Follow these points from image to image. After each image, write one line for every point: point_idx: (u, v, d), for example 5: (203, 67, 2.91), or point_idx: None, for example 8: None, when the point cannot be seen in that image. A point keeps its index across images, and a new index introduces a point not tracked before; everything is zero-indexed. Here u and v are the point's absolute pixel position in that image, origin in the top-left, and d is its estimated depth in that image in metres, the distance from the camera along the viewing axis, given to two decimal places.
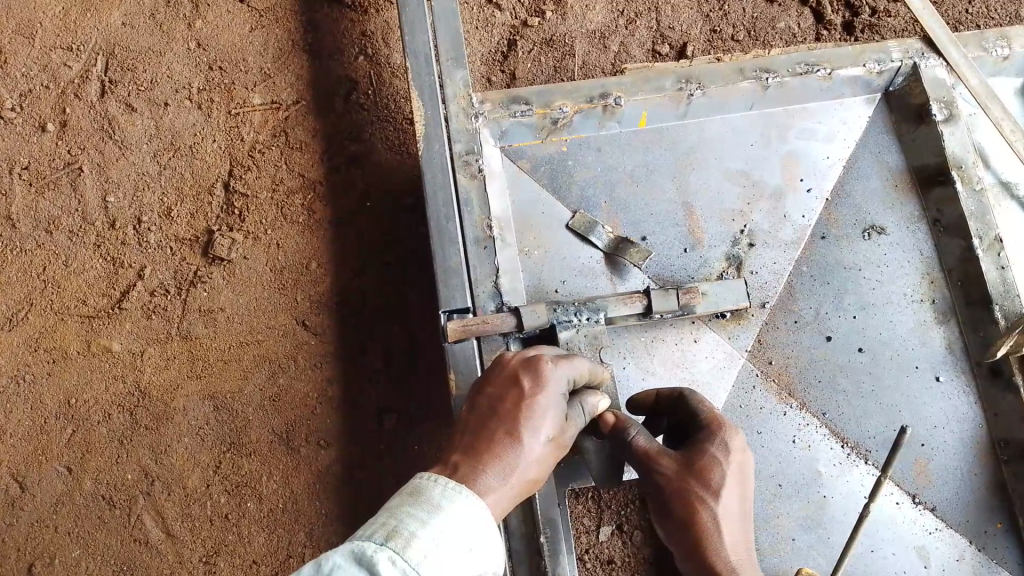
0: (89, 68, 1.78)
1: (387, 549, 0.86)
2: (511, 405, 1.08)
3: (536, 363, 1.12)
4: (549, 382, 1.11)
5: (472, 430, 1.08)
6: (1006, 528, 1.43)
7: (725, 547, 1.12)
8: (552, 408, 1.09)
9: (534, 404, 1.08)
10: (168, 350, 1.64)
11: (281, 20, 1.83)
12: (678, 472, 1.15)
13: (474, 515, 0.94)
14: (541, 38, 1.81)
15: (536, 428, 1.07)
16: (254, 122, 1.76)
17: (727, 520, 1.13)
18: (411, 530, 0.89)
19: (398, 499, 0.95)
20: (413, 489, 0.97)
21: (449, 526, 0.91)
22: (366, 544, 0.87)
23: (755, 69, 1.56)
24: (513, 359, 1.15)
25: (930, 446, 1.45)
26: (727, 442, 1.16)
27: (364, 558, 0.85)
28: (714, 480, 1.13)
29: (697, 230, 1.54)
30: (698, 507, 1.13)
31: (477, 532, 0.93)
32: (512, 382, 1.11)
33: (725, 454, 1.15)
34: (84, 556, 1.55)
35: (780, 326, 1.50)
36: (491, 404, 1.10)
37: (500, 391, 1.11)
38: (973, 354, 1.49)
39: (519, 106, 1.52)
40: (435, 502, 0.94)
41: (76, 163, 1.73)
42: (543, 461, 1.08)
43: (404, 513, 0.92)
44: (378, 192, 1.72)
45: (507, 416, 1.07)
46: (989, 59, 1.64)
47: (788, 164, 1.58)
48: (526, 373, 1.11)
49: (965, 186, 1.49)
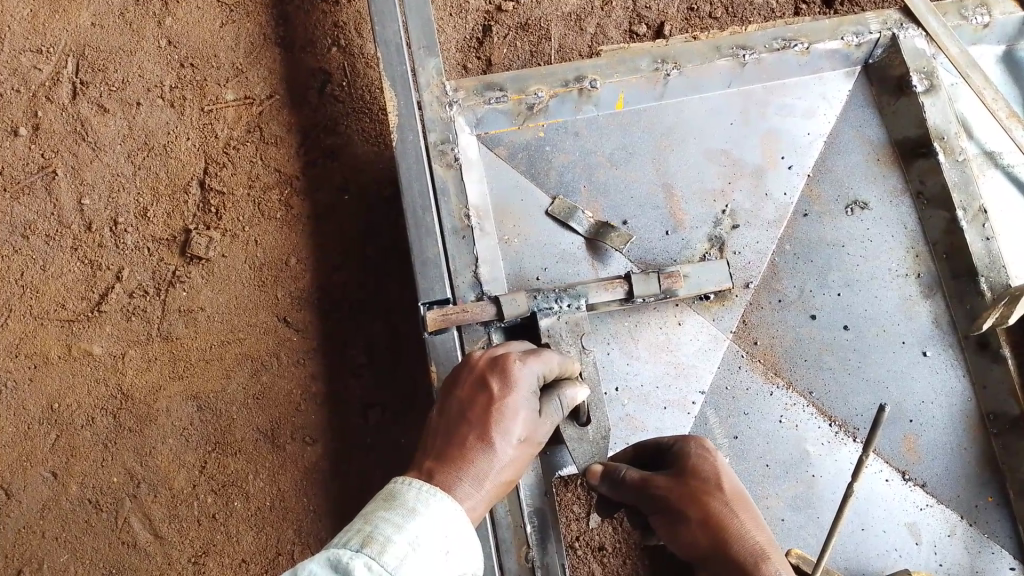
0: (59, 70, 1.75)
1: (362, 555, 0.85)
2: (481, 409, 1.06)
3: (504, 363, 1.10)
4: (519, 382, 1.09)
5: (444, 436, 1.06)
6: (998, 502, 1.42)
7: (750, 531, 1.13)
8: (523, 408, 1.08)
9: (503, 408, 1.06)
10: (149, 351, 1.63)
11: (251, 14, 1.80)
12: (675, 480, 1.16)
13: (450, 516, 0.92)
14: (516, 23, 1.78)
15: (507, 431, 1.05)
16: (228, 118, 1.74)
17: (739, 505, 1.15)
18: (386, 535, 0.87)
19: (373, 505, 0.93)
20: (389, 493, 0.95)
21: (425, 529, 0.89)
22: (341, 550, 0.86)
23: (731, 46, 1.53)
24: (481, 360, 1.13)
25: (919, 422, 1.44)
26: (700, 442, 1.22)
27: (340, 565, 0.84)
28: (709, 472, 1.17)
29: (678, 212, 1.52)
30: (708, 501, 1.14)
31: (454, 534, 0.91)
32: (480, 384, 1.09)
33: (706, 449, 1.21)
34: (73, 561, 1.55)
35: (765, 305, 1.48)
36: (460, 409, 1.08)
37: (470, 394, 1.08)
38: (961, 328, 1.47)
39: (494, 93, 1.49)
40: (410, 506, 0.92)
41: (50, 167, 1.71)
42: (517, 461, 1.06)
43: (379, 518, 0.90)
44: (356, 184, 1.70)
45: (477, 421, 1.05)
46: (969, 27, 1.62)
47: (768, 142, 1.56)
48: (494, 375, 1.09)
49: (947, 157, 1.48)
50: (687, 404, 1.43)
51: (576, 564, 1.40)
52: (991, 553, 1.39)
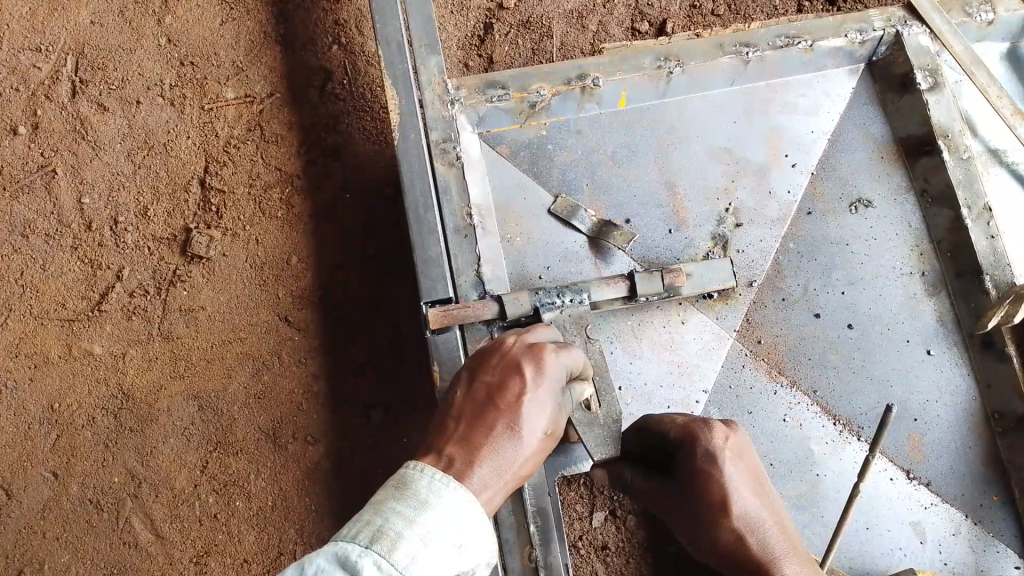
0: (59, 68, 1.74)
1: (371, 553, 0.81)
2: (513, 396, 1.03)
3: (538, 353, 1.08)
4: (551, 374, 1.07)
5: (469, 420, 1.02)
6: (1003, 501, 1.41)
7: (766, 550, 1.11)
8: (552, 402, 1.05)
9: (533, 398, 1.03)
10: (149, 350, 1.62)
11: (251, 11, 1.79)
12: (680, 504, 1.17)
13: (463, 508, 0.89)
14: (518, 20, 1.77)
15: (534, 425, 1.02)
16: (228, 116, 1.73)
17: (751, 525, 1.12)
18: (397, 529, 0.84)
19: (383, 494, 0.90)
20: (399, 483, 0.91)
21: (437, 522, 0.86)
22: (350, 547, 0.83)
23: (734, 43, 1.52)
24: (514, 347, 1.10)
25: (924, 421, 1.43)
26: (708, 448, 1.15)
27: (348, 562, 0.81)
28: (716, 493, 1.13)
29: (681, 210, 1.51)
30: (717, 530, 1.13)
31: (468, 528, 0.88)
32: (513, 371, 1.05)
33: (713, 461, 1.14)
34: (73, 561, 1.54)
35: (769, 304, 1.47)
36: (490, 393, 1.04)
37: (501, 380, 1.05)
38: (965, 326, 1.47)
39: (496, 90, 1.48)
40: (422, 497, 0.89)
41: (49, 166, 1.70)
42: (536, 456, 1.03)
43: (389, 510, 0.87)
44: (358, 183, 1.69)
45: (506, 408, 1.01)
46: (973, 25, 1.62)
47: (772, 139, 1.55)
48: (528, 363, 1.06)
49: (952, 155, 1.47)
50: (689, 403, 1.42)
51: (578, 564, 1.40)
52: (996, 552, 1.39)
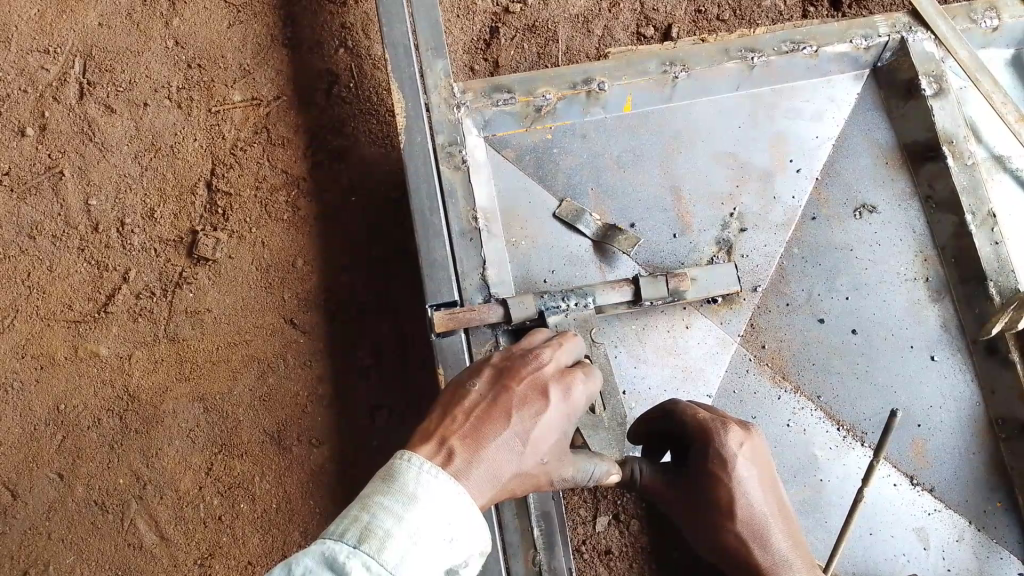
0: (66, 70, 1.75)
1: (359, 553, 0.80)
2: (529, 412, 1.02)
3: (569, 380, 1.09)
4: (572, 405, 1.08)
5: (478, 418, 1.00)
6: (1006, 507, 1.41)
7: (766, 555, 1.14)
8: (560, 433, 1.06)
9: (549, 421, 1.04)
10: (156, 352, 1.63)
11: (258, 14, 1.80)
12: (685, 500, 1.18)
13: (451, 501, 0.87)
14: (523, 24, 1.78)
15: (539, 448, 1.02)
16: (234, 119, 1.74)
17: (756, 531, 1.14)
18: (385, 528, 0.82)
19: (370, 486, 0.88)
20: (385, 474, 0.89)
21: (426, 518, 0.84)
22: (337, 547, 0.81)
23: (740, 49, 1.54)
24: (548, 366, 1.10)
25: (927, 427, 1.43)
26: (722, 450, 1.14)
27: (336, 564, 0.79)
28: (725, 497, 1.14)
29: (685, 214, 1.52)
30: (722, 533, 1.15)
31: (457, 520, 0.86)
32: (539, 390, 1.05)
33: (724, 466, 1.14)
34: (78, 562, 1.54)
35: (772, 308, 1.48)
36: (509, 401, 1.02)
37: (525, 393, 1.04)
38: (970, 332, 1.47)
39: (502, 95, 1.50)
40: (410, 491, 0.86)
41: (57, 167, 1.71)
42: (525, 476, 1.02)
43: (377, 506, 0.84)
44: (364, 186, 1.70)
45: (521, 421, 1.01)
46: (978, 31, 1.63)
47: (776, 145, 1.56)
48: (556, 388, 1.07)
49: (956, 161, 1.48)
50: None
51: (582, 568, 1.40)
52: (1000, 559, 1.38)
